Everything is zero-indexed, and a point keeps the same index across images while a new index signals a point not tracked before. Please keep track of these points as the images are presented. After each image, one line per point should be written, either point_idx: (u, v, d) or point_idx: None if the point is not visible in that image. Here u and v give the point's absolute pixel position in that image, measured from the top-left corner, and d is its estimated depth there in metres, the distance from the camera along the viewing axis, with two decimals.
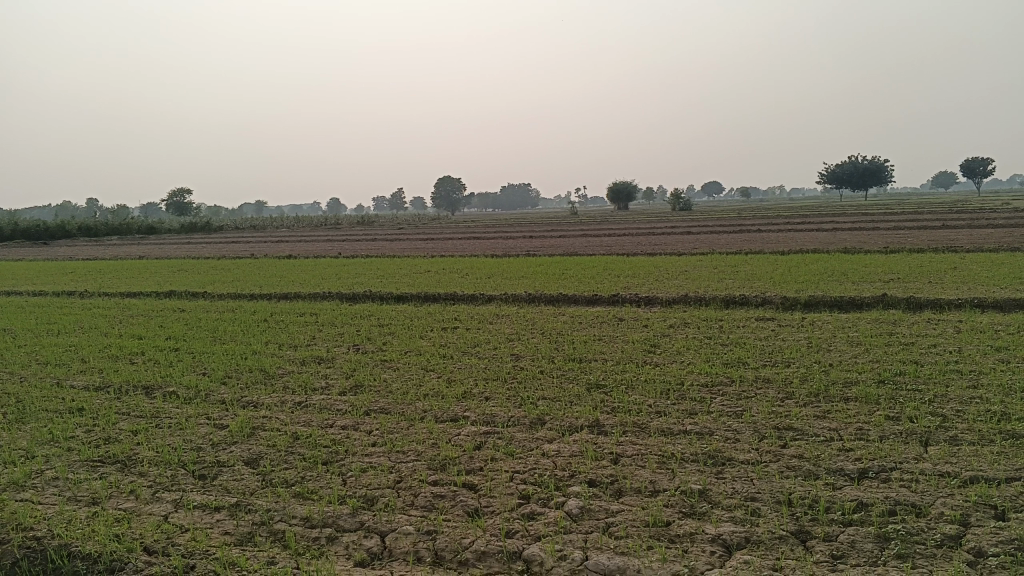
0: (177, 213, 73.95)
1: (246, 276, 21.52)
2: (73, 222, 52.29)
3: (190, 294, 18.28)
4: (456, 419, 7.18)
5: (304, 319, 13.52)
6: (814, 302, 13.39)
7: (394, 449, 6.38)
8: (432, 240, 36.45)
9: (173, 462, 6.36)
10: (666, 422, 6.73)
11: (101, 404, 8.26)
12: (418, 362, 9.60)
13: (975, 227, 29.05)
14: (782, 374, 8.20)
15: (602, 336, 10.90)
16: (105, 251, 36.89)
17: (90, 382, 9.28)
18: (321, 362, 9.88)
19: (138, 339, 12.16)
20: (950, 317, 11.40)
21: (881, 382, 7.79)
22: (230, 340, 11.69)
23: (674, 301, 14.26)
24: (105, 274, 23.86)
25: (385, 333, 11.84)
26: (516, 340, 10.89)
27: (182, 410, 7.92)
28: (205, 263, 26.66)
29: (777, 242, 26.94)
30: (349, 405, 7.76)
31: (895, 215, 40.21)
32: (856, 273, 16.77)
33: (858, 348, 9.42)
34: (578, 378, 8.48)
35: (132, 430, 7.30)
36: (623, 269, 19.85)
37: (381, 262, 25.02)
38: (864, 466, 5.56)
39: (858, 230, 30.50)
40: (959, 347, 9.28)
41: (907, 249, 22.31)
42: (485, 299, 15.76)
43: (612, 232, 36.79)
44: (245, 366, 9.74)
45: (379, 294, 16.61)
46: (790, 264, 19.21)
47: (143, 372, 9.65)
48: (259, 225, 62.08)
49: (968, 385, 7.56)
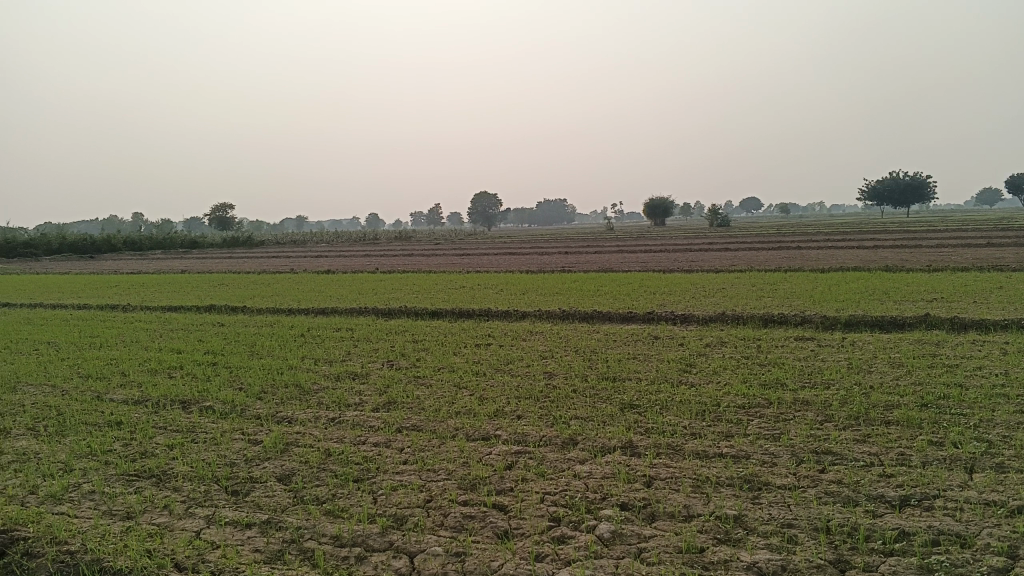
0: (218, 228, 75.30)
1: (284, 290, 21.76)
2: (118, 236, 53.48)
3: (229, 308, 18.54)
4: (488, 437, 7.14)
5: (340, 334, 13.60)
6: (854, 321, 13.13)
7: (425, 467, 6.35)
8: (468, 256, 36.58)
9: (207, 478, 6.40)
10: (701, 444, 6.62)
11: (139, 418, 8.37)
12: (451, 379, 9.57)
13: (1021, 245, 28.37)
14: (821, 396, 8.03)
15: (636, 354, 10.79)
16: (147, 265, 37.60)
17: (129, 396, 9.41)
18: (355, 378, 9.91)
19: (177, 353, 12.33)
20: (996, 339, 11.10)
21: (924, 406, 7.58)
22: (266, 355, 11.80)
23: (711, 320, 14.08)
24: (147, 288, 24.29)
25: (419, 350, 11.85)
26: (550, 358, 10.82)
27: (217, 425, 7.99)
28: (244, 277, 27.03)
29: (816, 259, 26.57)
30: (382, 422, 7.76)
31: (939, 232, 39.38)
32: (897, 292, 16.42)
33: (899, 369, 9.21)
34: (612, 397, 8.39)
35: (168, 444, 7.38)
36: (659, 286, 19.69)
37: (416, 277, 25.16)
38: (906, 493, 5.40)
39: (899, 248, 29.95)
40: (1006, 370, 9.01)
41: (951, 267, 21.80)
42: (519, 316, 15.74)
43: (648, 249, 36.58)
44: (280, 381, 9.81)
45: (415, 310, 16.67)
46: (829, 282, 18.89)
47: (180, 386, 9.76)
48: (298, 239, 62.88)
49: (1015, 409, 7.33)
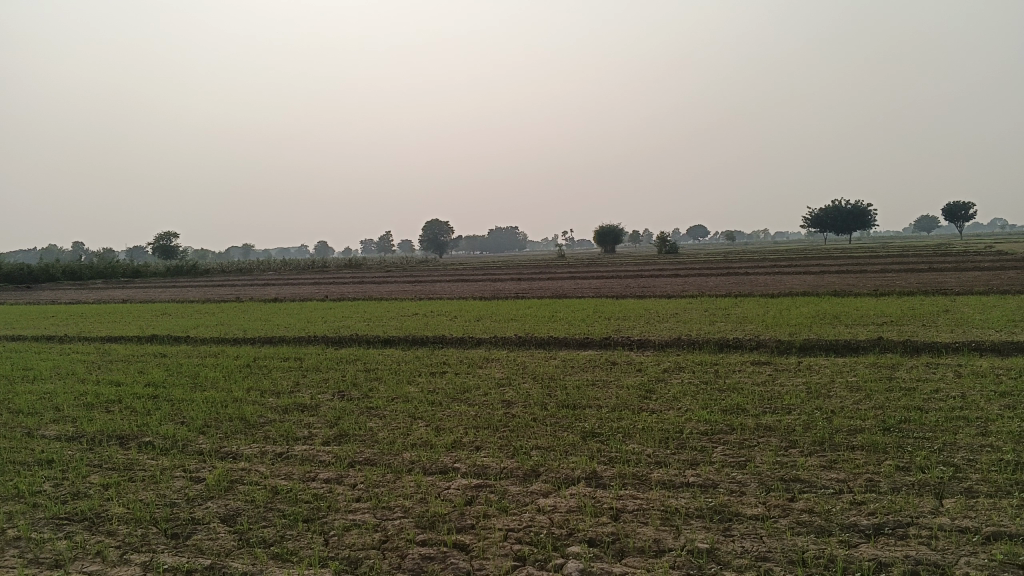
0: (163, 256, 73.57)
1: (231, 319, 21.11)
2: (56, 266, 51.81)
3: (172, 338, 17.88)
4: (446, 471, 6.84)
5: (289, 364, 13.14)
6: (809, 345, 13.15)
7: (380, 504, 6.02)
8: (419, 282, 36.17)
9: (144, 521, 5.97)
10: (667, 473, 6.41)
11: (72, 456, 7.85)
12: (406, 409, 9.25)
13: (961, 269, 29.08)
14: (784, 422, 7.90)
15: (595, 381, 10.59)
16: (87, 295, 36.35)
17: (62, 432, 8.87)
18: (304, 410, 9.50)
19: (115, 386, 11.74)
20: (949, 361, 11.17)
21: (887, 430, 7.50)
22: (211, 386, 11.30)
23: (667, 345, 13.98)
24: (86, 319, 23.38)
25: (371, 379, 11.47)
26: (506, 386, 10.55)
27: (157, 462, 7.53)
28: (189, 306, 26.23)
29: (766, 284, 26.84)
30: (333, 456, 7.40)
31: (883, 257, 40.25)
32: (848, 315, 16.56)
33: (859, 393, 9.16)
34: (573, 426, 8.15)
35: (102, 484, 6.90)
36: (614, 311, 19.60)
37: (368, 304, 24.70)
38: (879, 521, 5.26)
39: (845, 273, 30.49)
40: (962, 392, 9.02)
41: (897, 291, 22.15)
42: (474, 343, 15.45)
43: (601, 275, 36.63)
44: (225, 414, 9.35)
45: (366, 338, 16.27)
46: (781, 307, 19.00)
47: (118, 421, 9.25)
48: (246, 268, 61.73)
49: (976, 432, 7.29)
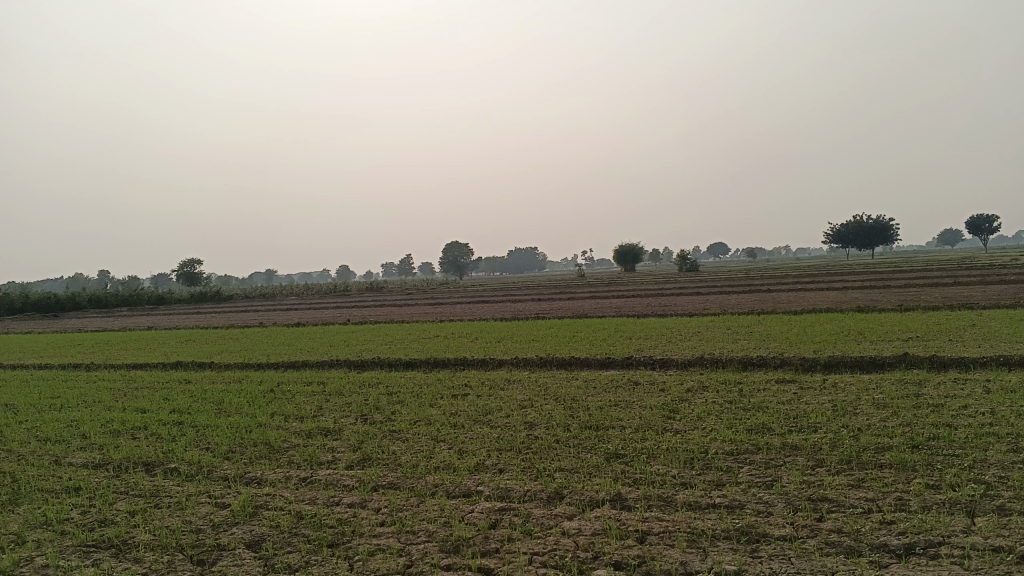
0: (185, 283, 74.38)
1: (253, 345, 21.28)
2: (83, 295, 52.61)
3: (196, 365, 18.02)
4: (469, 494, 6.82)
5: (312, 388, 13.20)
6: (834, 362, 13.01)
7: (404, 529, 6.01)
8: (440, 305, 36.29)
9: (170, 547, 5.99)
10: (692, 494, 6.36)
11: (99, 483, 7.92)
12: (428, 432, 9.24)
13: (987, 283, 28.71)
14: (810, 440, 7.82)
15: (618, 401, 10.55)
16: (113, 322, 36.80)
17: (89, 459, 8.94)
18: (327, 435, 9.53)
19: (141, 413, 11.84)
20: (976, 377, 11.01)
21: (915, 448, 7.39)
22: (235, 412, 11.37)
23: (690, 364, 13.89)
24: (111, 346, 23.64)
25: (393, 403, 11.49)
26: (529, 407, 10.53)
27: (182, 488, 7.58)
28: (212, 333, 26.48)
29: (788, 301, 26.65)
30: (356, 480, 7.41)
31: (907, 271, 39.83)
32: (874, 332, 16.39)
33: (885, 411, 9.03)
34: (596, 447, 8.10)
35: (129, 511, 6.95)
36: (634, 331, 19.55)
37: (389, 327, 24.80)
38: (910, 540, 5.17)
39: (868, 289, 30.24)
40: (991, 408, 8.88)
41: (922, 306, 21.88)
42: (496, 364, 15.46)
43: (622, 294, 36.59)
44: (249, 440, 9.39)
45: (388, 361, 16.32)
46: (804, 324, 18.85)
47: (144, 448, 9.31)
48: (268, 292, 62.25)
49: (1008, 448, 7.17)
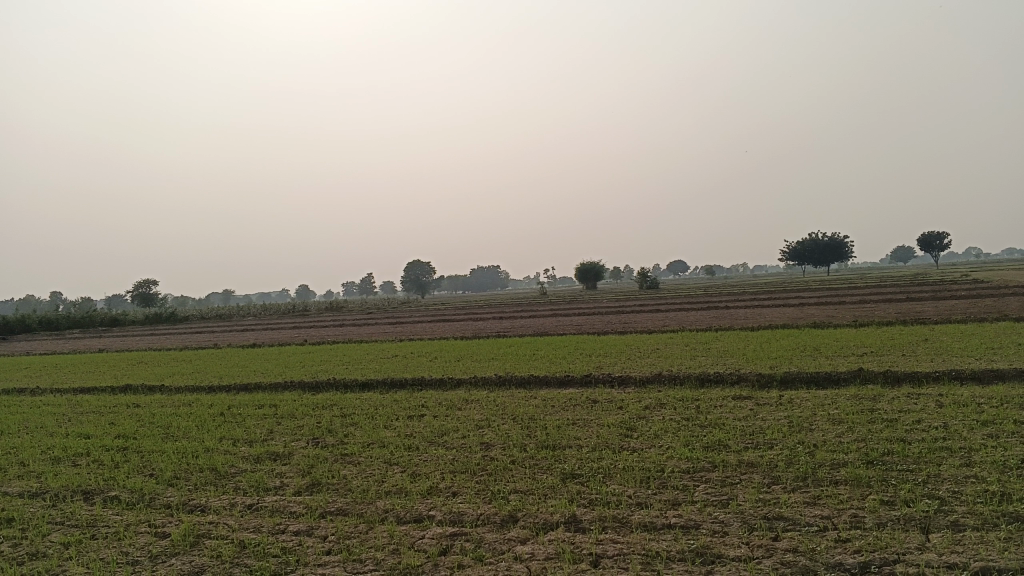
0: (141, 304, 72.87)
1: (206, 367, 20.73)
2: (32, 316, 51.25)
3: (146, 388, 17.48)
4: (420, 519, 6.63)
5: (264, 411, 12.86)
6: (789, 378, 13.05)
7: (351, 557, 5.80)
8: (400, 324, 35.82)
9: None
10: (648, 515, 6.25)
11: (34, 514, 7.56)
12: (381, 455, 9.01)
13: (937, 298, 29.25)
14: (766, 458, 7.77)
15: (576, 420, 10.44)
16: (59, 345, 35.62)
17: (25, 489, 8.55)
18: (277, 459, 9.26)
19: (83, 439, 11.40)
20: (930, 391, 11.11)
21: (870, 463, 7.38)
22: (182, 437, 11.01)
23: (648, 382, 13.85)
24: (58, 370, 22.85)
25: (348, 425, 11.24)
26: (485, 427, 10.37)
27: (122, 517, 7.27)
28: (162, 355, 25.73)
29: (745, 317, 26.81)
30: (304, 507, 7.17)
31: (863, 287, 40.45)
32: (828, 347, 16.54)
33: (840, 426, 9.03)
34: (552, 467, 7.99)
35: (63, 542, 6.62)
36: (594, 348, 19.47)
37: (346, 347, 24.40)
38: (865, 559, 5.11)
39: (825, 304, 30.59)
40: (945, 422, 8.94)
41: (876, 321, 22.17)
42: (454, 383, 15.27)
43: (584, 312, 36.59)
44: (195, 465, 9.09)
45: (343, 382, 16.01)
46: (761, 340, 18.96)
47: (85, 476, 8.95)
48: (225, 313, 61.22)
49: (961, 463, 7.19)
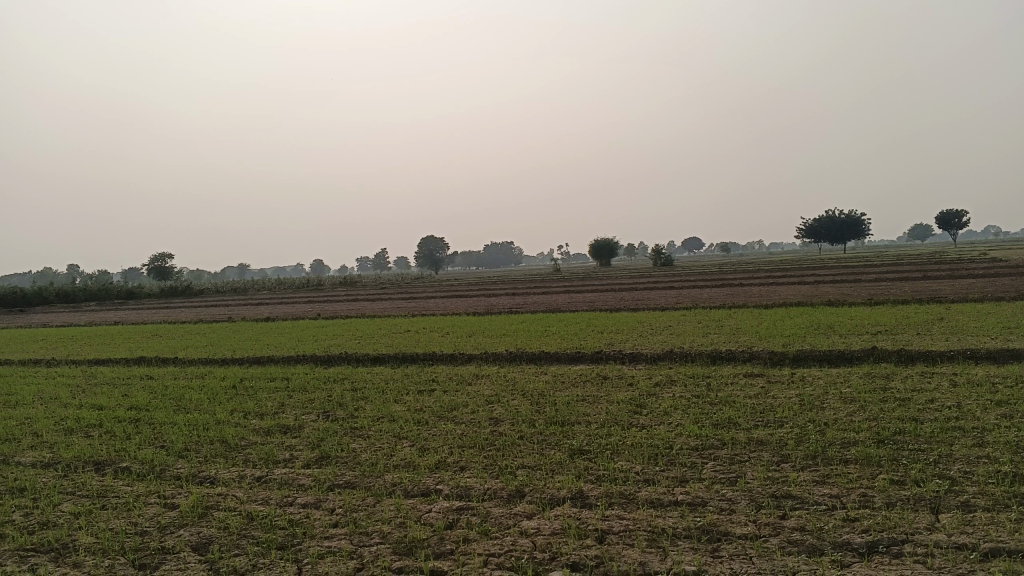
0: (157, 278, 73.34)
1: (220, 340, 20.83)
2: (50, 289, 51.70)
3: (160, 361, 17.58)
4: (428, 493, 6.64)
5: (275, 385, 12.90)
6: (802, 356, 12.96)
7: (357, 530, 5.82)
8: (414, 299, 35.82)
9: (112, 551, 5.74)
10: (655, 492, 6.22)
11: (45, 484, 7.62)
12: (390, 429, 9.03)
13: (955, 277, 28.98)
14: (776, 436, 7.71)
15: (585, 396, 10.42)
16: (76, 317, 35.87)
17: (38, 459, 8.62)
18: (287, 432, 9.29)
19: (97, 410, 11.50)
20: (943, 370, 11.02)
21: (881, 443, 7.32)
22: (194, 409, 11.07)
23: (660, 358, 13.81)
24: (74, 342, 23.05)
25: (358, 398, 11.26)
26: (495, 403, 10.36)
27: (132, 488, 7.32)
28: (176, 328, 25.84)
29: (759, 295, 26.66)
30: (313, 479, 7.19)
31: (880, 265, 40.16)
32: (842, 325, 16.40)
33: (852, 405, 8.96)
34: (561, 443, 7.97)
35: (73, 512, 6.68)
36: (606, 325, 19.44)
37: (359, 322, 24.45)
38: (873, 539, 5.06)
39: (840, 283, 30.38)
40: (958, 401, 8.85)
41: (892, 300, 21.97)
42: (465, 359, 15.28)
43: (597, 288, 36.51)
44: (205, 437, 9.13)
45: (355, 356, 16.04)
46: (773, 318, 18.84)
47: (97, 447, 9.02)
48: (241, 287, 61.48)
49: (973, 443, 7.11)
